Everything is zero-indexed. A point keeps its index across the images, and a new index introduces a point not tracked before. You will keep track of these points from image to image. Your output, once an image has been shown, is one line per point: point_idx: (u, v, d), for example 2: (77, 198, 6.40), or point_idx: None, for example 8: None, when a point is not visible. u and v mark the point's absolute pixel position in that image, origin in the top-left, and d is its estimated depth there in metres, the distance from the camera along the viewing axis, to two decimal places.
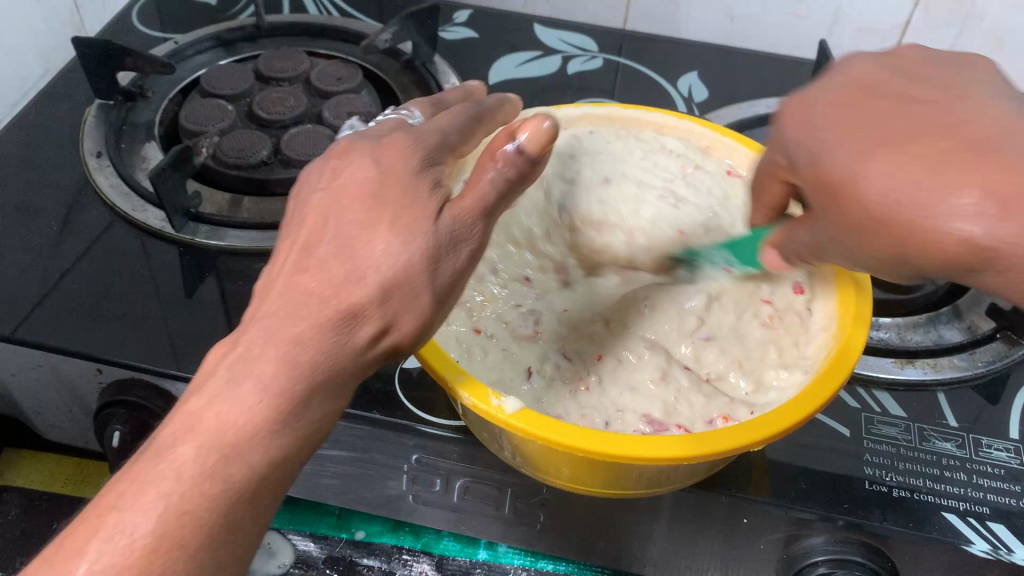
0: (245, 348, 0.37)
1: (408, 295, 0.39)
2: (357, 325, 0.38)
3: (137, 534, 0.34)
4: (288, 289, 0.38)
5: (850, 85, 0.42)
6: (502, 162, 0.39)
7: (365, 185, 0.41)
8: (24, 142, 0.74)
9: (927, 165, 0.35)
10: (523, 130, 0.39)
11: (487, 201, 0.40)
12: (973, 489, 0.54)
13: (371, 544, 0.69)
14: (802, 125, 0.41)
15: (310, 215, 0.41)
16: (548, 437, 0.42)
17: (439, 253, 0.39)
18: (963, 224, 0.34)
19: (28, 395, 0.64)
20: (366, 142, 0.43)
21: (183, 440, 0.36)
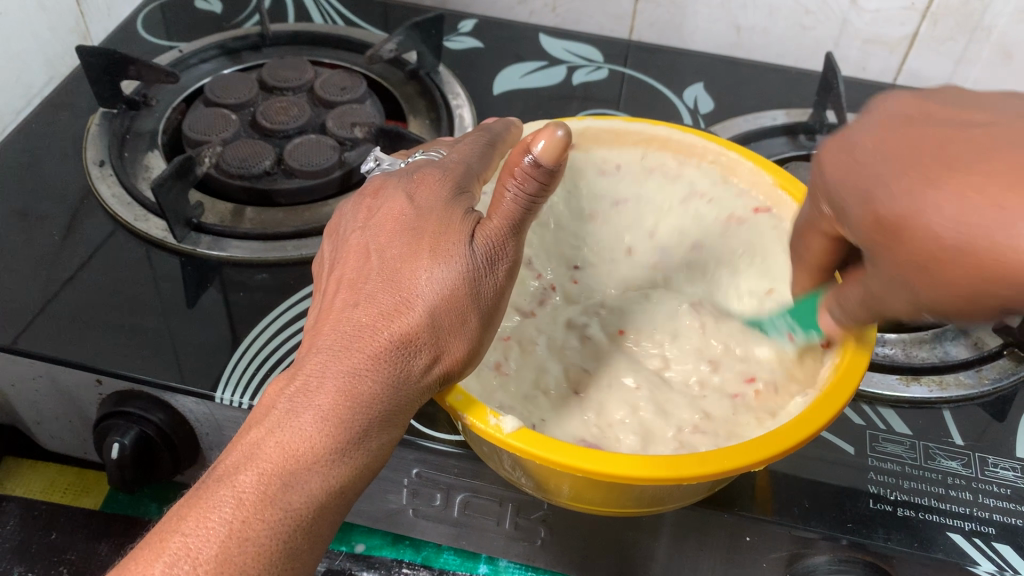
0: (303, 380, 0.41)
1: (455, 321, 0.44)
2: (413, 351, 0.43)
3: (201, 559, 0.37)
4: (341, 323, 0.43)
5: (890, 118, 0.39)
6: (520, 178, 0.44)
7: (402, 221, 0.46)
8: (28, 150, 0.74)
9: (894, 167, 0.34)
10: (537, 141, 0.43)
11: (512, 219, 0.45)
12: (978, 509, 0.53)
13: (371, 557, 0.68)
14: (844, 168, 0.39)
15: (353, 254, 0.46)
16: (548, 456, 0.42)
17: (477, 275, 0.44)
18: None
19: (28, 404, 0.64)
20: (396, 180, 0.49)
21: (243, 469, 0.39)
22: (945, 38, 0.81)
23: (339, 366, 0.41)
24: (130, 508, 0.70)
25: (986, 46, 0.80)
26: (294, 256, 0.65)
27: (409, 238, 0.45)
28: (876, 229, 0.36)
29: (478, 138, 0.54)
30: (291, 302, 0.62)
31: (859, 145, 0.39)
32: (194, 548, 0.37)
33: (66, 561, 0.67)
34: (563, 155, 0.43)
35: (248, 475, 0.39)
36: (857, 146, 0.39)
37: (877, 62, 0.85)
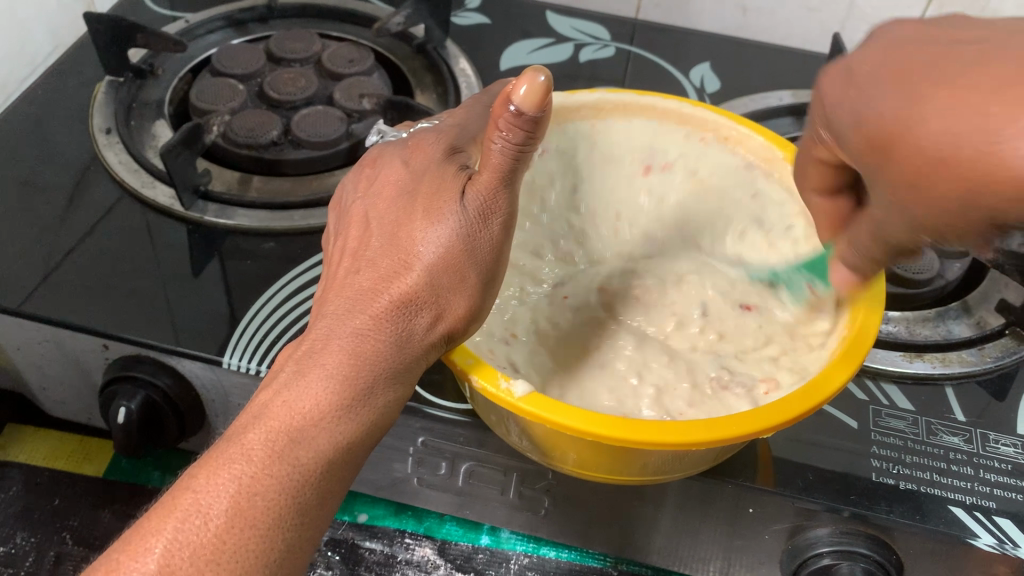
0: (309, 345, 0.42)
1: (455, 279, 0.44)
2: (415, 310, 0.43)
3: (212, 514, 0.37)
4: (345, 289, 0.44)
5: (893, 44, 0.36)
6: (506, 130, 0.41)
7: (399, 187, 0.46)
8: (33, 117, 0.74)
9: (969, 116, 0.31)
10: (520, 86, 0.39)
11: (501, 172, 0.43)
12: (980, 483, 0.54)
13: (373, 527, 0.68)
14: (852, 85, 0.36)
15: (355, 224, 0.47)
16: (557, 419, 0.42)
17: (472, 231, 0.44)
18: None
19: (33, 369, 0.64)
20: (393, 149, 0.50)
21: (252, 428, 0.39)
22: None
23: (343, 328, 0.42)
24: (133, 476, 0.70)
25: None
26: (301, 226, 0.65)
27: (405, 203, 0.45)
28: (869, 149, 0.34)
29: (474, 108, 0.54)
30: (299, 271, 0.63)
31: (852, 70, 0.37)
32: (204, 504, 0.37)
33: (69, 528, 0.67)
34: (546, 102, 0.40)
35: (256, 434, 0.39)
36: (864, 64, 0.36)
37: None
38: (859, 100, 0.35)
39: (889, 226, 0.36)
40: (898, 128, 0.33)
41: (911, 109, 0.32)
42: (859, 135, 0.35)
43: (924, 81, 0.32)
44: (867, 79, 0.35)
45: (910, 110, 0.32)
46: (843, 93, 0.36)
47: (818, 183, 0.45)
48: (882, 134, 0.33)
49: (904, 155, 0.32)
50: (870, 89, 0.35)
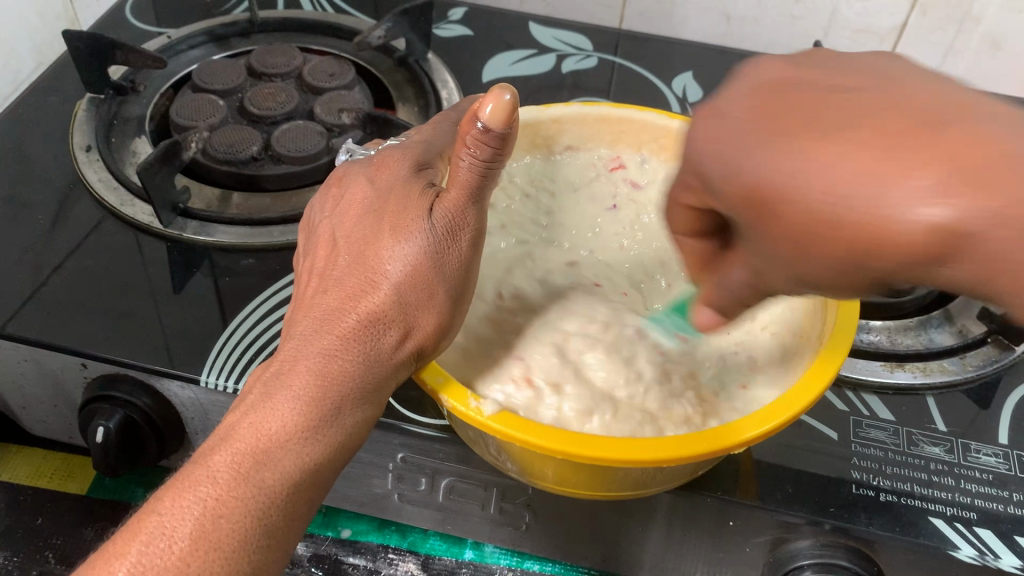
0: (278, 366, 0.42)
1: (424, 296, 0.44)
2: (383, 328, 0.43)
3: (175, 538, 0.36)
4: (312, 309, 0.44)
5: (763, 84, 0.34)
6: (473, 146, 0.41)
7: (365, 206, 0.46)
8: (15, 135, 0.74)
9: (877, 146, 0.28)
10: (485, 105, 0.39)
11: (468, 188, 0.43)
12: (961, 494, 0.54)
13: (357, 543, 0.68)
14: (715, 138, 0.33)
15: (323, 244, 0.47)
16: (527, 437, 0.42)
17: (440, 248, 0.44)
18: (929, 209, 0.27)
19: (13, 388, 0.64)
20: (359, 168, 0.50)
21: (219, 451, 0.39)
22: (934, 28, 0.81)
23: (310, 348, 0.42)
24: (116, 494, 0.70)
25: (975, 36, 0.80)
26: (281, 242, 0.65)
27: (372, 221, 0.45)
28: (742, 200, 0.32)
29: (439, 124, 0.54)
30: (277, 288, 0.62)
31: (727, 113, 0.34)
32: (168, 527, 0.37)
33: (51, 547, 0.67)
34: (513, 119, 0.40)
35: (222, 455, 0.39)
36: (728, 117, 0.33)
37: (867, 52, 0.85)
38: (727, 159, 0.32)
39: (769, 276, 0.34)
40: (776, 185, 0.30)
41: (775, 172, 0.30)
42: (728, 192, 0.32)
43: (783, 137, 0.31)
44: (730, 130, 0.33)
45: (787, 167, 0.30)
46: (704, 140, 0.33)
47: (686, 224, 0.38)
48: (758, 197, 0.31)
49: (784, 218, 0.30)
50: (739, 143, 0.32)
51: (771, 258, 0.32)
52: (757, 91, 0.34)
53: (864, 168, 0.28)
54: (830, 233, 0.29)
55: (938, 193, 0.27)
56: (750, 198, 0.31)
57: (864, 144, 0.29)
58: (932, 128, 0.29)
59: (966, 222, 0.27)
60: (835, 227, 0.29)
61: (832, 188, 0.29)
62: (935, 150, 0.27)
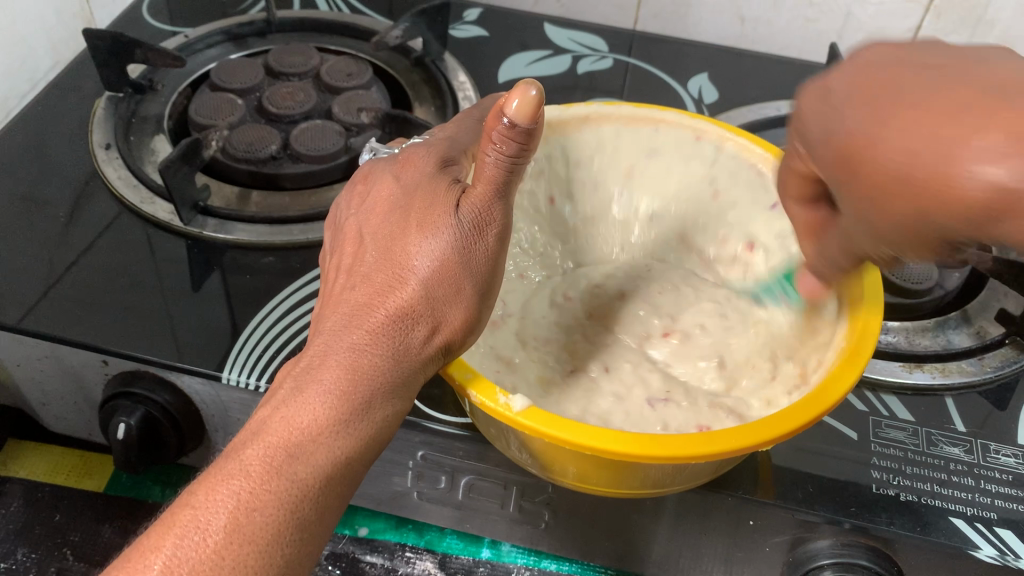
0: (308, 362, 0.42)
1: (451, 291, 0.44)
2: (411, 323, 0.43)
3: (209, 530, 0.37)
4: (341, 305, 0.44)
5: (862, 67, 0.38)
6: (500, 142, 0.41)
7: (391, 203, 0.47)
8: (34, 132, 0.74)
9: (931, 124, 0.33)
10: (511, 101, 0.39)
11: (495, 183, 0.43)
12: (980, 494, 0.54)
13: (374, 541, 0.68)
14: (821, 110, 0.38)
15: (350, 241, 0.47)
16: (553, 433, 0.42)
17: (467, 243, 0.44)
18: (986, 167, 0.31)
19: (33, 385, 0.64)
20: (383, 165, 0.50)
21: (250, 444, 0.39)
22: (949, 31, 0.81)
23: (339, 343, 0.42)
24: (133, 491, 0.70)
25: (989, 39, 0.80)
26: (300, 240, 0.65)
27: (398, 218, 0.46)
28: (840, 165, 0.36)
29: (464, 121, 0.54)
30: (297, 286, 0.63)
31: (833, 90, 0.38)
32: (202, 520, 0.37)
33: (69, 543, 0.67)
34: (539, 114, 0.40)
35: (254, 450, 0.39)
36: (840, 95, 0.37)
37: None
38: (836, 120, 0.37)
39: (864, 232, 0.37)
40: (861, 143, 0.35)
41: (876, 130, 0.35)
42: (826, 149, 0.37)
43: (886, 108, 0.35)
44: (842, 99, 0.37)
45: (875, 131, 0.35)
46: (817, 108, 0.38)
47: (797, 193, 0.45)
48: (848, 166, 0.36)
49: (866, 173, 0.35)
50: (845, 107, 0.37)
51: (866, 223, 0.36)
52: (860, 71, 0.38)
53: (929, 132, 0.33)
54: (906, 199, 0.33)
55: (1001, 154, 0.31)
56: (846, 159, 0.36)
57: (874, 113, 0.35)
58: (994, 100, 0.32)
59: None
60: (902, 187, 0.33)
61: (901, 152, 0.33)
62: (994, 119, 0.31)
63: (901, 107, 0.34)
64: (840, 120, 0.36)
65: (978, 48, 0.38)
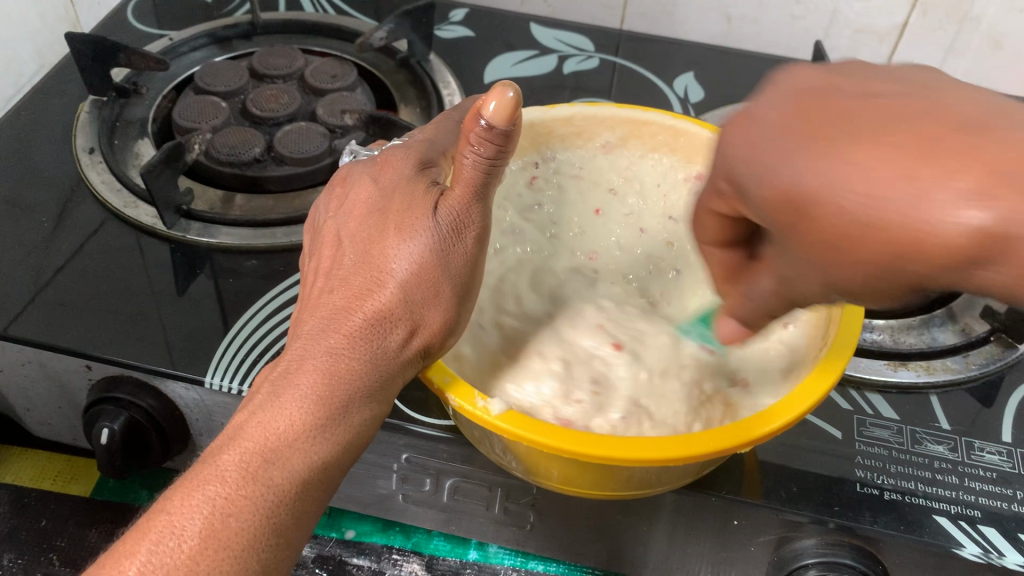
0: (285, 366, 0.42)
1: (429, 294, 0.44)
2: (389, 326, 0.43)
3: (185, 535, 0.36)
4: (318, 309, 0.44)
5: (796, 91, 0.33)
6: (477, 144, 0.41)
7: (370, 205, 0.46)
8: (18, 137, 0.74)
9: (904, 154, 0.28)
10: (488, 102, 0.39)
11: (473, 185, 0.43)
12: (965, 492, 0.54)
13: (361, 544, 0.68)
14: (749, 142, 0.32)
15: (328, 244, 0.47)
16: (534, 437, 0.42)
17: (446, 246, 0.44)
18: (964, 211, 0.26)
19: (18, 391, 0.64)
20: (362, 168, 0.50)
21: (227, 450, 0.39)
22: (934, 28, 0.81)
23: (317, 347, 0.42)
24: (120, 496, 0.70)
25: (976, 35, 0.80)
26: (284, 243, 0.65)
27: (376, 220, 0.45)
28: (780, 208, 0.31)
29: (443, 122, 0.54)
30: (281, 290, 0.62)
31: (761, 116, 0.33)
32: (177, 525, 0.37)
33: (55, 549, 0.67)
34: (516, 116, 0.40)
35: (230, 454, 0.39)
36: (766, 118, 0.33)
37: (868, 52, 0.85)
38: (760, 163, 0.31)
39: (800, 283, 0.33)
40: (812, 191, 0.29)
41: (834, 170, 0.29)
42: (766, 194, 0.31)
43: (816, 137, 0.30)
44: None
45: (831, 171, 0.29)
46: (746, 152, 0.32)
47: (715, 233, 0.38)
48: (798, 205, 0.30)
49: (828, 223, 0.29)
50: (776, 136, 0.32)
51: (801, 270, 0.32)
52: (798, 97, 0.33)
53: (894, 175, 0.28)
54: (870, 237, 0.28)
55: (977, 195, 0.26)
56: (788, 203, 0.30)
57: (897, 158, 0.28)
58: (969, 131, 0.28)
59: (1016, 220, 0.26)
60: (869, 232, 0.28)
61: (867, 193, 0.28)
62: (970, 155, 0.27)
63: (855, 137, 0.29)
64: (767, 159, 0.31)
65: (892, 69, 0.35)
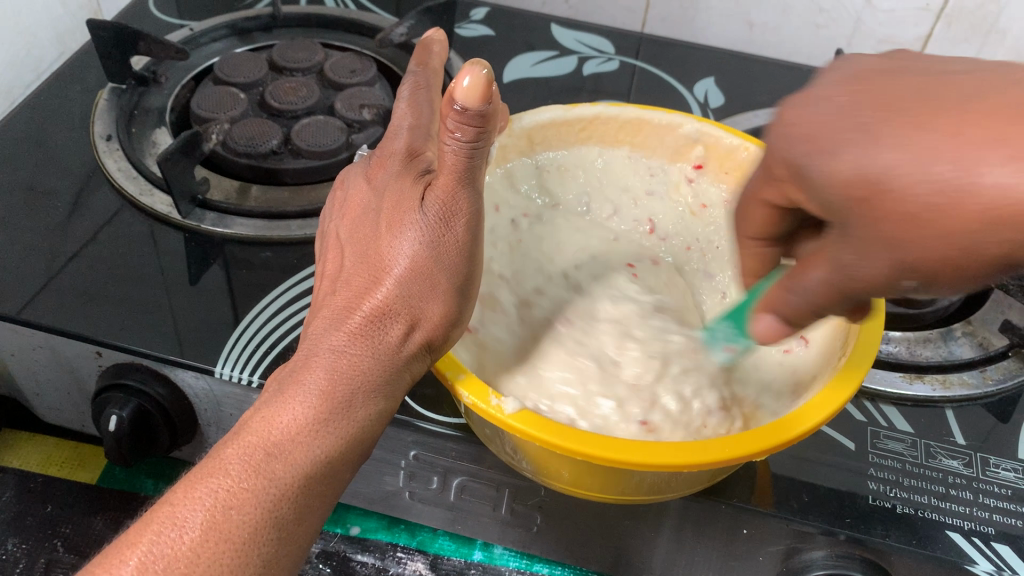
0: (291, 368, 0.42)
1: (428, 286, 0.43)
2: (388, 322, 0.43)
3: (187, 527, 0.37)
4: (324, 310, 0.44)
5: (852, 77, 0.36)
6: (455, 129, 0.39)
7: (364, 207, 0.47)
8: (38, 121, 0.74)
9: (940, 134, 0.30)
10: (460, 80, 0.38)
11: (457, 171, 0.41)
12: (979, 508, 0.53)
13: (365, 540, 0.67)
14: (815, 125, 0.35)
15: (331, 247, 0.48)
16: (548, 437, 0.41)
17: (435, 237, 0.43)
18: (975, 174, 0.29)
19: (28, 376, 0.64)
20: (358, 167, 0.50)
21: (230, 444, 0.39)
22: (958, 40, 0.80)
23: (321, 346, 0.42)
24: (126, 484, 0.70)
25: (1000, 50, 0.79)
26: (298, 236, 0.65)
27: (373, 220, 0.45)
28: (848, 189, 0.32)
29: (415, 96, 0.52)
30: (294, 282, 0.62)
31: (827, 99, 0.35)
32: (180, 517, 0.37)
33: (60, 535, 0.67)
34: (490, 94, 0.38)
35: (233, 449, 0.39)
36: (825, 100, 0.35)
37: None
38: (824, 148, 0.34)
39: (861, 268, 0.33)
40: (872, 184, 0.31)
41: (897, 157, 0.31)
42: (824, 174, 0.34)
43: (887, 124, 0.32)
44: (833, 111, 0.35)
45: (871, 152, 0.32)
46: (794, 130, 0.36)
47: (761, 226, 0.44)
48: (861, 189, 0.32)
49: (883, 209, 0.31)
50: (842, 130, 0.34)
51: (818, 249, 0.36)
52: (851, 85, 0.36)
53: (928, 155, 0.30)
54: (920, 223, 0.30)
55: (989, 164, 0.29)
56: (849, 192, 0.32)
57: (909, 129, 0.31)
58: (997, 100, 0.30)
59: (1009, 183, 0.28)
60: (932, 212, 0.30)
61: (935, 184, 0.30)
62: (948, 116, 0.31)
63: (906, 123, 0.32)
64: (826, 143, 0.34)
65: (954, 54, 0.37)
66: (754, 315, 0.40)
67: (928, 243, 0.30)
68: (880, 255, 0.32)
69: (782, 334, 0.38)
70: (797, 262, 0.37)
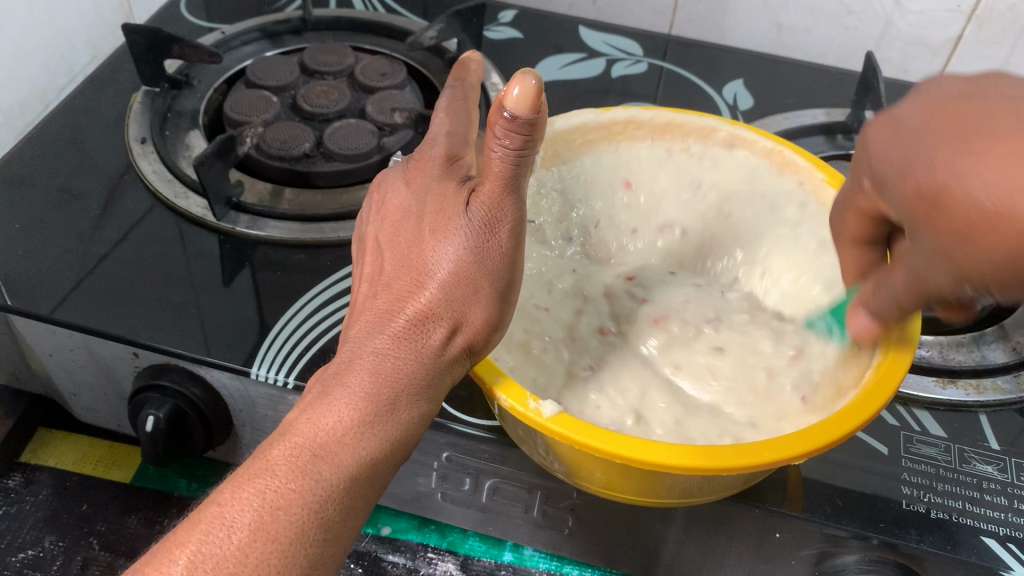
0: (333, 370, 0.43)
1: (471, 291, 0.43)
2: (430, 326, 0.43)
3: (235, 527, 0.37)
4: (365, 313, 0.44)
5: (932, 101, 0.38)
6: (503, 136, 0.40)
7: (404, 209, 0.47)
8: (72, 125, 0.75)
9: (1019, 161, 0.31)
10: (510, 87, 0.38)
11: (503, 179, 0.42)
12: (1014, 514, 0.53)
13: (396, 541, 0.68)
14: (888, 148, 0.39)
15: (368, 250, 0.48)
16: (585, 441, 0.41)
17: (479, 243, 0.43)
18: None
19: (64, 376, 0.65)
20: (394, 171, 0.50)
21: (276, 446, 0.40)
22: (990, 42, 0.79)
23: (364, 348, 0.43)
24: (160, 483, 0.71)
25: None
26: (332, 238, 0.65)
27: (414, 224, 0.46)
28: (915, 205, 0.36)
29: (453, 105, 0.52)
30: (327, 284, 0.63)
31: (906, 119, 0.39)
32: (228, 516, 0.37)
33: (95, 533, 0.68)
34: (540, 104, 0.39)
35: (279, 450, 0.40)
36: (905, 124, 0.38)
37: (920, 65, 0.84)
38: (909, 161, 0.37)
39: (932, 276, 0.36)
40: (939, 190, 0.34)
41: (958, 169, 0.34)
42: (906, 194, 0.37)
43: (964, 143, 0.34)
44: (909, 133, 0.38)
45: (957, 172, 0.33)
46: (891, 150, 0.38)
47: (857, 231, 0.45)
48: (932, 197, 0.35)
49: (956, 207, 0.33)
50: (916, 141, 0.37)
51: (930, 242, 0.35)
52: (930, 106, 0.38)
53: (1012, 177, 0.31)
54: (976, 235, 0.32)
55: None
56: (927, 198, 0.35)
57: (1011, 157, 0.32)
58: None
59: None
60: (991, 225, 0.32)
61: (1000, 193, 0.32)
62: None
63: (980, 142, 0.34)
64: (911, 158, 0.37)
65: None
66: (850, 312, 0.45)
67: (1005, 248, 0.31)
68: (942, 267, 0.35)
69: (873, 333, 0.44)
70: (887, 270, 0.43)
